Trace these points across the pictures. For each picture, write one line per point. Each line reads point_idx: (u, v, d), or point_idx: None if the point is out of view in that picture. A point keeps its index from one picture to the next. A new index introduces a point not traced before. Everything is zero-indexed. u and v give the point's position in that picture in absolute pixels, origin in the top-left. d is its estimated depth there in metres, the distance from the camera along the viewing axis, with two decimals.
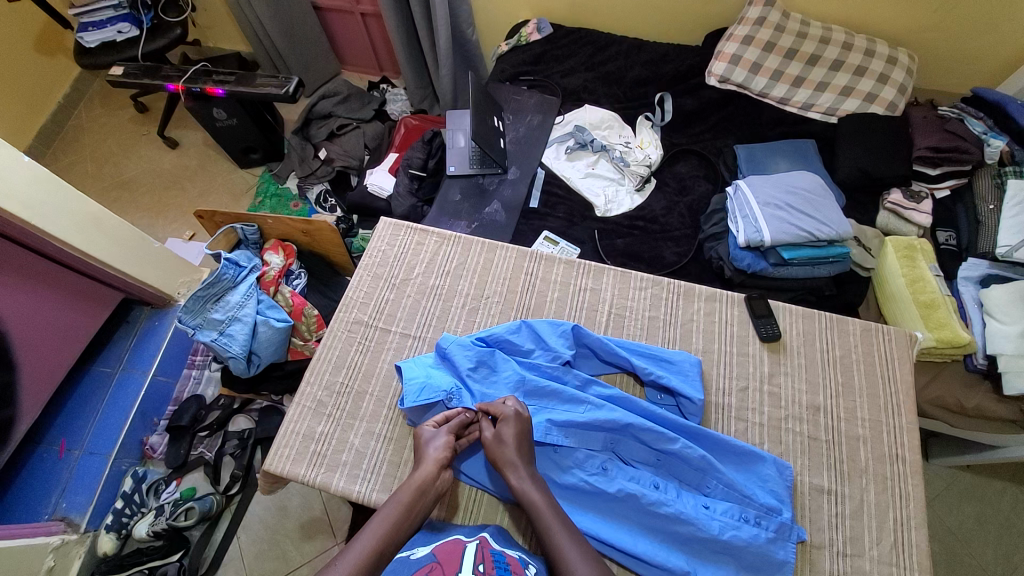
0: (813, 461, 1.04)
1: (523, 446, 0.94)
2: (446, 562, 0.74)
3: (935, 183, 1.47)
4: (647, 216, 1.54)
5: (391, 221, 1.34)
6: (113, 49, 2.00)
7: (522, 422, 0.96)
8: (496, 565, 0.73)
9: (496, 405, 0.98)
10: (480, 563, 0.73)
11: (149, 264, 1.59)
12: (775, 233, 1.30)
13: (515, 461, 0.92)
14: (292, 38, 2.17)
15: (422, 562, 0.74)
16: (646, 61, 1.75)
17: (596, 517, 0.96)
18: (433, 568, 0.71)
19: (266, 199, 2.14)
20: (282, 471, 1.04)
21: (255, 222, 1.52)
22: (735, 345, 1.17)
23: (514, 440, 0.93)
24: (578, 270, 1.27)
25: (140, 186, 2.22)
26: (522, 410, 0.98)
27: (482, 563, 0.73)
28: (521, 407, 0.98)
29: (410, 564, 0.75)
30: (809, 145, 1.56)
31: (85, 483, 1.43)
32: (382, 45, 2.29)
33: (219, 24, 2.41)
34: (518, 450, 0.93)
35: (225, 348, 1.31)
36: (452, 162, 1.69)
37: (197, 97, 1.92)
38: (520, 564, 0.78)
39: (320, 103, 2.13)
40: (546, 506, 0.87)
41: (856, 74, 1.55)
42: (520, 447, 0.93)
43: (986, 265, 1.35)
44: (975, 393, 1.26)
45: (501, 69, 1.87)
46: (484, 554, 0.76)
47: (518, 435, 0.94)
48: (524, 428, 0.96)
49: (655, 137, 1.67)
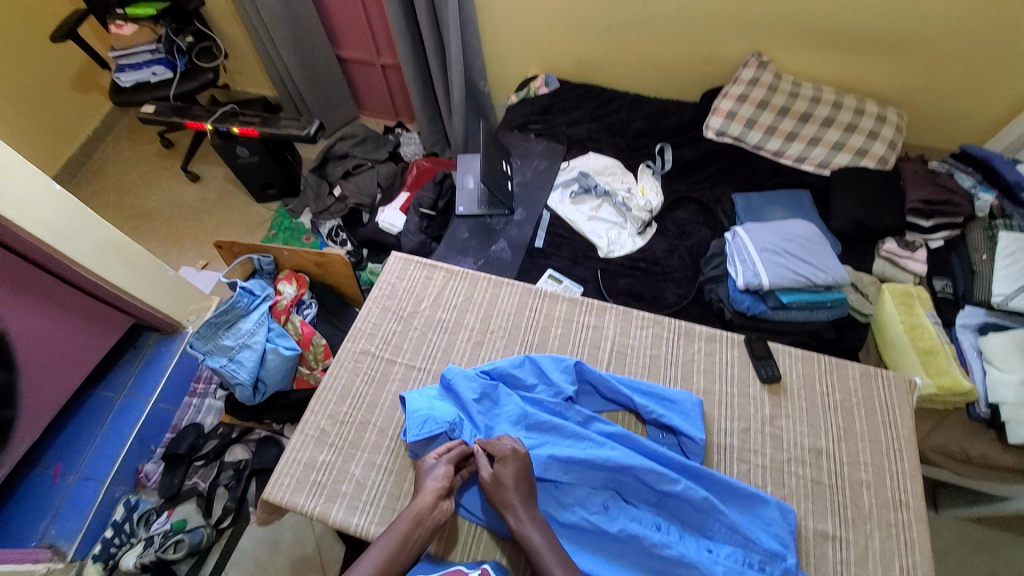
0: (817, 506, 1.03)
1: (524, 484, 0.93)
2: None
3: (929, 234, 1.52)
4: (649, 258, 1.59)
5: (401, 256, 1.40)
6: (147, 89, 2.14)
7: (523, 459, 0.95)
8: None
9: (495, 444, 0.98)
10: None
11: (162, 291, 1.63)
12: (773, 277, 1.33)
13: (516, 497, 0.91)
14: (316, 85, 2.33)
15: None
16: (647, 114, 1.87)
17: (597, 558, 0.94)
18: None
19: (279, 233, 2.22)
20: (280, 500, 1.04)
21: (270, 253, 1.58)
22: (735, 386, 1.18)
23: (513, 480, 0.93)
24: (581, 307, 1.31)
25: (160, 216, 2.31)
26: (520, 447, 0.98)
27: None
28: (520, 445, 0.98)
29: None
30: (804, 196, 1.63)
31: (77, 509, 1.41)
32: (399, 93, 2.44)
33: (248, 70, 2.59)
34: (517, 490, 0.92)
35: (233, 374, 1.34)
36: (462, 203, 1.77)
37: (223, 136, 2.04)
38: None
39: (338, 144, 2.25)
40: (550, 550, 0.86)
41: (846, 131, 1.65)
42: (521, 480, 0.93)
43: (983, 312, 1.37)
44: (980, 442, 1.25)
45: (511, 117, 1.99)
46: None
47: (521, 473, 0.94)
48: (526, 464, 0.95)
49: (656, 184, 1.74)
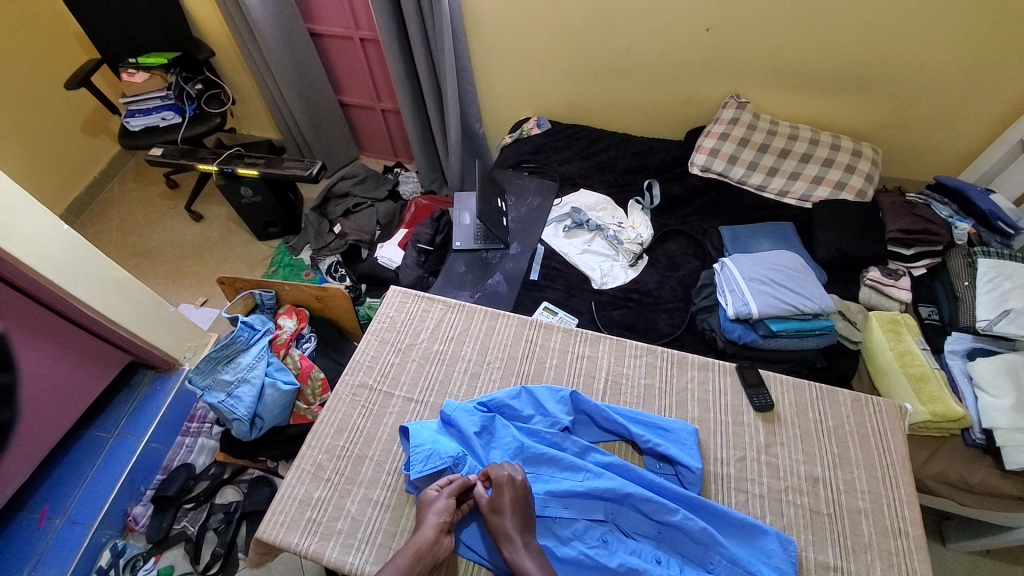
0: (817, 536, 1.02)
1: (521, 517, 0.93)
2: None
3: (911, 262, 1.58)
4: (641, 289, 1.63)
5: (400, 289, 1.43)
6: (156, 132, 2.24)
7: (518, 487, 0.95)
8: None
9: (495, 468, 0.99)
10: None
11: (160, 327, 1.65)
12: (762, 305, 1.37)
13: (513, 530, 0.91)
14: (319, 128, 2.43)
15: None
16: (635, 152, 1.96)
17: None
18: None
19: (279, 268, 2.27)
20: (275, 539, 1.02)
21: (272, 288, 1.60)
22: (729, 414, 1.19)
23: (509, 506, 0.93)
24: (577, 338, 1.33)
25: (161, 254, 2.35)
26: (517, 475, 0.97)
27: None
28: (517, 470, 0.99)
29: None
30: (788, 227, 1.69)
31: (62, 555, 1.37)
32: (399, 135, 2.55)
33: (254, 115, 2.71)
34: (514, 518, 0.92)
35: (232, 409, 1.34)
36: (458, 238, 1.82)
37: (229, 176, 2.12)
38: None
39: (339, 184, 2.33)
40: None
41: (824, 166, 1.74)
42: (517, 516, 0.93)
43: (971, 338, 1.41)
44: (978, 469, 1.25)
45: (505, 156, 2.08)
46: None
47: (518, 501, 0.94)
48: (523, 494, 0.95)
49: (646, 218, 1.81)
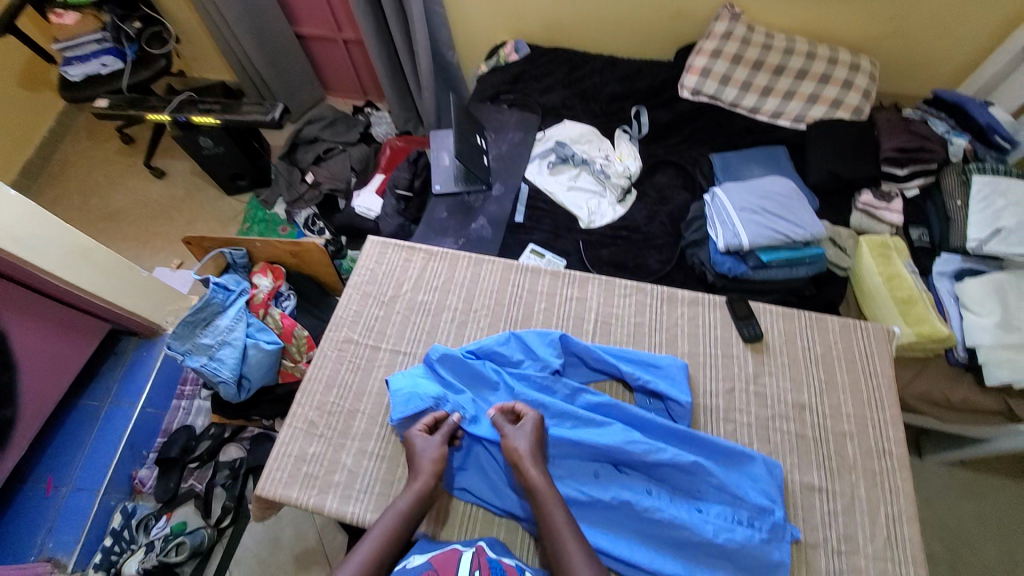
0: (802, 459, 1.06)
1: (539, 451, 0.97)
2: (443, 569, 0.75)
3: (905, 182, 1.53)
4: (630, 226, 1.58)
5: (378, 240, 1.36)
6: (99, 83, 2.01)
7: (539, 425, 1.00)
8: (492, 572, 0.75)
9: (500, 422, 1.01)
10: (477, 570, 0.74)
11: (137, 293, 1.57)
12: (752, 236, 1.34)
13: (531, 454, 0.96)
14: (276, 66, 2.22)
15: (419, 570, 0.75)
16: (621, 77, 1.82)
17: (598, 529, 0.96)
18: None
19: (254, 225, 2.15)
20: (274, 494, 1.04)
21: (243, 246, 1.53)
22: (719, 347, 1.20)
23: (531, 441, 0.97)
24: (565, 280, 1.30)
25: (127, 216, 2.22)
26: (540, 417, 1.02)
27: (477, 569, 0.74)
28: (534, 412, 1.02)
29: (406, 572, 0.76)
30: (781, 152, 1.62)
31: (72, 521, 1.41)
32: (365, 69, 2.34)
33: (204, 55, 2.45)
34: (534, 450, 0.97)
35: (215, 372, 1.32)
36: (438, 181, 1.72)
37: (184, 126, 1.95)
38: (517, 571, 0.79)
39: (307, 128, 2.17)
40: (566, 525, 0.88)
41: (821, 82, 1.63)
42: (536, 446, 0.97)
43: (959, 260, 1.40)
44: (959, 386, 1.30)
45: (482, 88, 1.92)
46: (480, 561, 0.77)
47: (535, 435, 0.98)
48: (541, 427, 1.00)
49: (634, 150, 1.71)
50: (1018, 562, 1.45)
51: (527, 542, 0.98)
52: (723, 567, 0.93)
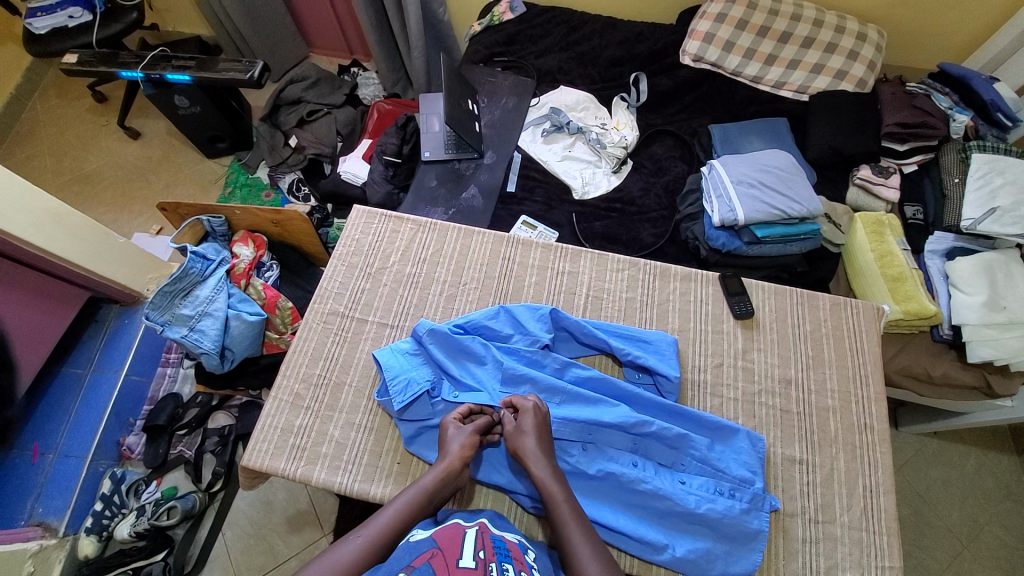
0: (785, 433, 1.08)
1: (544, 445, 0.93)
2: (448, 548, 0.71)
3: (904, 159, 1.50)
4: (624, 198, 1.54)
5: (364, 209, 1.32)
6: (66, 35, 1.87)
7: (542, 415, 0.97)
8: (496, 552, 0.72)
9: (518, 398, 0.99)
10: (481, 549, 0.71)
11: (114, 260, 1.51)
12: (749, 211, 1.31)
13: (536, 453, 0.91)
14: (256, 20, 2.08)
15: (423, 547, 0.71)
16: (621, 40, 1.74)
17: (597, 503, 0.97)
18: (435, 555, 0.69)
19: (236, 190, 2.06)
20: (260, 466, 1.03)
21: (221, 213, 1.47)
22: (709, 323, 1.19)
23: (532, 430, 0.94)
24: (556, 254, 1.27)
25: (102, 179, 2.11)
26: (541, 404, 0.99)
27: (482, 549, 0.71)
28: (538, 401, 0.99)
29: (409, 548, 0.72)
30: (782, 124, 1.57)
31: (61, 487, 1.40)
32: (351, 25, 2.21)
33: (177, 6, 2.29)
34: (537, 440, 0.93)
35: (196, 344, 1.29)
36: (428, 147, 1.66)
37: (157, 84, 1.83)
38: (519, 550, 0.78)
39: (288, 88, 2.05)
40: (569, 510, 0.86)
41: (827, 51, 1.57)
42: (541, 438, 0.94)
43: (951, 237, 1.39)
44: (942, 362, 1.32)
45: (475, 49, 1.83)
46: (485, 541, 0.74)
47: (539, 425, 0.95)
48: (544, 420, 0.96)
49: (631, 118, 1.66)
50: (982, 526, 1.52)
51: (516, 510, 1.00)
52: (704, 535, 0.95)
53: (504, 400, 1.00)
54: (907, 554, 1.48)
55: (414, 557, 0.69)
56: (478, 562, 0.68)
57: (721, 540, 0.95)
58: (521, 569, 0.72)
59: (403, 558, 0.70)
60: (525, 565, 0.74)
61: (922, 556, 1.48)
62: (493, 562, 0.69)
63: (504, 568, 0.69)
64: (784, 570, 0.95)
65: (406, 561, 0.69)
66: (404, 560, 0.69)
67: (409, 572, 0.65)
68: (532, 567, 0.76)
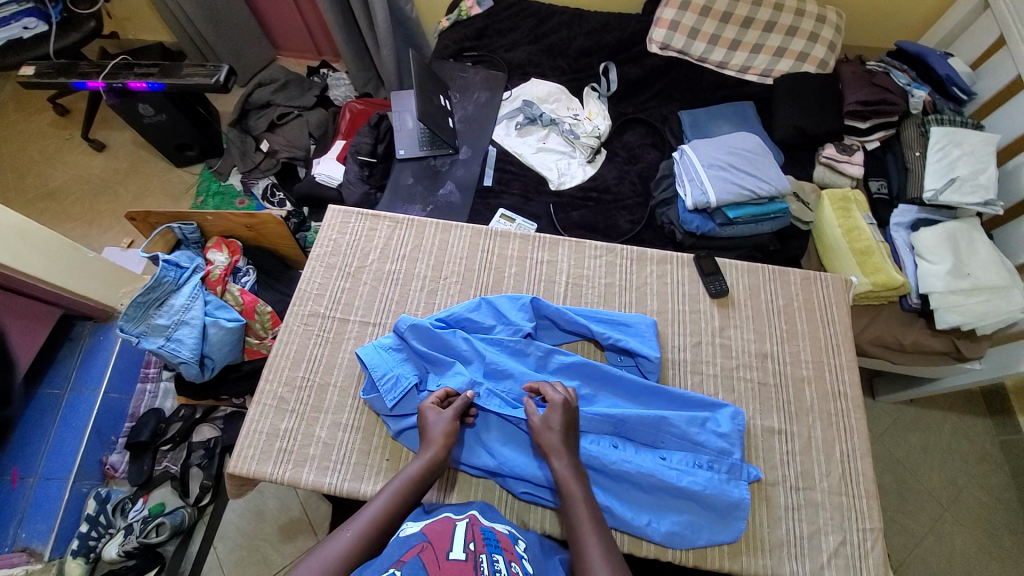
0: (764, 405, 1.11)
1: (570, 441, 0.93)
2: (437, 542, 0.71)
3: (866, 136, 1.54)
4: (600, 186, 1.56)
5: (340, 208, 1.31)
6: (20, 46, 1.79)
7: (570, 410, 0.97)
8: (486, 543, 0.73)
9: (547, 389, 0.99)
10: (470, 541, 0.72)
11: (85, 275, 1.47)
12: (720, 193, 1.34)
13: (558, 445, 0.92)
14: (219, 23, 2.03)
15: (412, 542, 0.71)
16: (589, 30, 1.76)
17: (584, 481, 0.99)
18: (425, 549, 0.69)
19: (209, 198, 2.03)
20: (248, 472, 1.02)
21: (192, 220, 1.44)
22: (687, 303, 1.22)
23: (560, 427, 0.94)
24: (534, 244, 1.29)
25: (69, 194, 2.05)
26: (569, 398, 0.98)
27: (472, 541, 0.72)
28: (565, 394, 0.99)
29: (399, 543, 0.72)
30: (748, 107, 1.60)
31: (44, 511, 1.38)
32: (318, 26, 2.18)
33: (137, 13, 2.23)
34: (563, 437, 0.93)
35: (174, 353, 1.27)
36: (402, 145, 1.65)
37: (120, 93, 1.78)
38: (510, 541, 0.79)
39: (257, 92, 2.02)
40: (585, 509, 0.85)
41: (788, 35, 1.61)
42: (565, 434, 0.94)
43: (915, 210, 1.44)
44: (911, 330, 1.37)
45: (443, 45, 1.82)
46: (475, 532, 0.75)
47: (565, 421, 0.95)
48: (571, 415, 0.96)
49: (602, 108, 1.68)
50: (959, 487, 1.58)
51: (506, 498, 1.02)
52: (689, 508, 0.97)
53: (531, 385, 1.01)
54: (890, 519, 1.54)
55: (404, 551, 0.70)
56: (468, 553, 0.69)
57: (706, 513, 0.97)
58: (511, 560, 0.73)
59: (394, 553, 0.70)
60: (515, 555, 0.75)
61: (904, 520, 1.54)
62: (483, 554, 0.70)
63: (494, 558, 0.71)
64: (769, 538, 0.98)
65: (395, 556, 0.69)
66: (395, 555, 0.70)
67: (399, 566, 0.66)
68: (522, 557, 0.77)
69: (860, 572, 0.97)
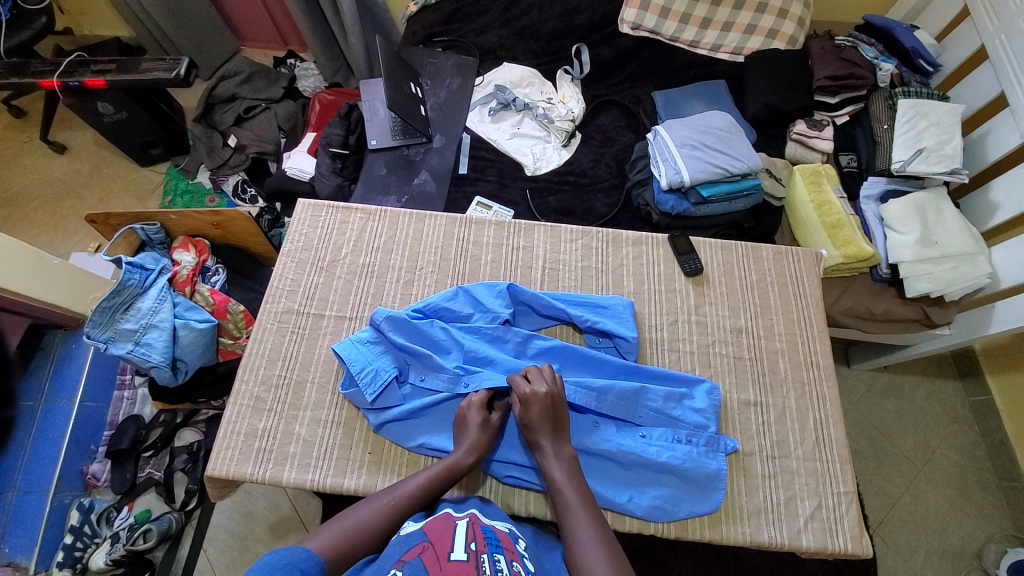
0: (739, 379, 1.13)
1: (554, 430, 0.93)
2: (439, 541, 0.71)
3: (836, 111, 1.56)
4: (576, 170, 1.55)
5: (310, 202, 1.28)
6: None
7: (553, 400, 0.94)
8: (487, 543, 0.73)
9: (520, 383, 0.95)
10: (472, 541, 0.72)
11: (52, 282, 1.42)
12: (693, 172, 1.35)
13: (545, 437, 0.92)
14: (178, 16, 1.95)
15: (414, 541, 0.71)
16: (560, 12, 1.73)
17: None
18: (426, 549, 0.69)
19: (177, 197, 1.97)
20: (227, 473, 1.01)
21: (156, 220, 1.41)
22: (663, 283, 1.23)
23: (538, 420, 0.92)
24: (509, 230, 1.28)
25: (29, 199, 1.97)
26: (553, 390, 0.95)
27: (473, 541, 0.72)
28: (550, 383, 0.96)
29: (399, 542, 0.72)
30: (720, 86, 1.60)
31: (26, 524, 1.35)
32: (283, 15, 2.11)
33: (91, 7, 2.13)
34: (546, 428, 0.92)
35: (145, 358, 1.24)
36: (374, 135, 1.61)
37: (76, 91, 1.70)
38: (510, 540, 0.80)
39: (221, 85, 1.96)
40: (574, 492, 0.87)
41: (758, 11, 1.62)
42: (547, 424, 0.92)
43: (884, 181, 1.46)
44: (882, 299, 1.40)
45: (413, 31, 1.78)
46: (476, 532, 0.75)
47: (547, 412, 0.93)
48: (551, 405, 0.93)
49: (576, 91, 1.66)
50: (933, 449, 1.64)
51: (492, 485, 1.02)
52: (669, 482, 0.99)
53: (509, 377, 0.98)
54: (868, 483, 1.60)
55: (404, 551, 0.69)
56: (470, 553, 0.69)
57: (685, 485, 0.99)
58: (512, 559, 0.74)
59: (393, 554, 0.69)
60: (515, 554, 0.76)
61: (881, 483, 1.60)
62: (484, 553, 0.70)
63: (496, 557, 0.71)
64: (747, 506, 1.01)
65: (396, 556, 0.69)
66: (395, 555, 0.69)
67: (400, 567, 0.65)
68: (523, 556, 0.78)
69: (836, 534, 1.00)
